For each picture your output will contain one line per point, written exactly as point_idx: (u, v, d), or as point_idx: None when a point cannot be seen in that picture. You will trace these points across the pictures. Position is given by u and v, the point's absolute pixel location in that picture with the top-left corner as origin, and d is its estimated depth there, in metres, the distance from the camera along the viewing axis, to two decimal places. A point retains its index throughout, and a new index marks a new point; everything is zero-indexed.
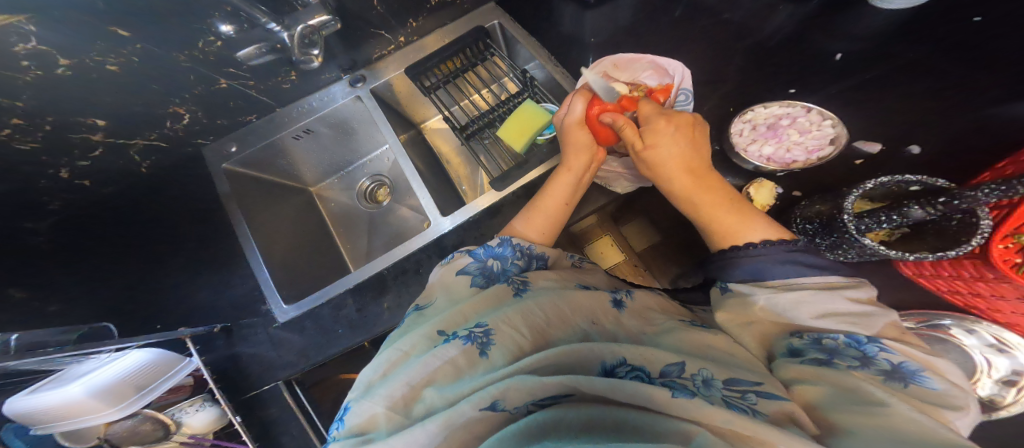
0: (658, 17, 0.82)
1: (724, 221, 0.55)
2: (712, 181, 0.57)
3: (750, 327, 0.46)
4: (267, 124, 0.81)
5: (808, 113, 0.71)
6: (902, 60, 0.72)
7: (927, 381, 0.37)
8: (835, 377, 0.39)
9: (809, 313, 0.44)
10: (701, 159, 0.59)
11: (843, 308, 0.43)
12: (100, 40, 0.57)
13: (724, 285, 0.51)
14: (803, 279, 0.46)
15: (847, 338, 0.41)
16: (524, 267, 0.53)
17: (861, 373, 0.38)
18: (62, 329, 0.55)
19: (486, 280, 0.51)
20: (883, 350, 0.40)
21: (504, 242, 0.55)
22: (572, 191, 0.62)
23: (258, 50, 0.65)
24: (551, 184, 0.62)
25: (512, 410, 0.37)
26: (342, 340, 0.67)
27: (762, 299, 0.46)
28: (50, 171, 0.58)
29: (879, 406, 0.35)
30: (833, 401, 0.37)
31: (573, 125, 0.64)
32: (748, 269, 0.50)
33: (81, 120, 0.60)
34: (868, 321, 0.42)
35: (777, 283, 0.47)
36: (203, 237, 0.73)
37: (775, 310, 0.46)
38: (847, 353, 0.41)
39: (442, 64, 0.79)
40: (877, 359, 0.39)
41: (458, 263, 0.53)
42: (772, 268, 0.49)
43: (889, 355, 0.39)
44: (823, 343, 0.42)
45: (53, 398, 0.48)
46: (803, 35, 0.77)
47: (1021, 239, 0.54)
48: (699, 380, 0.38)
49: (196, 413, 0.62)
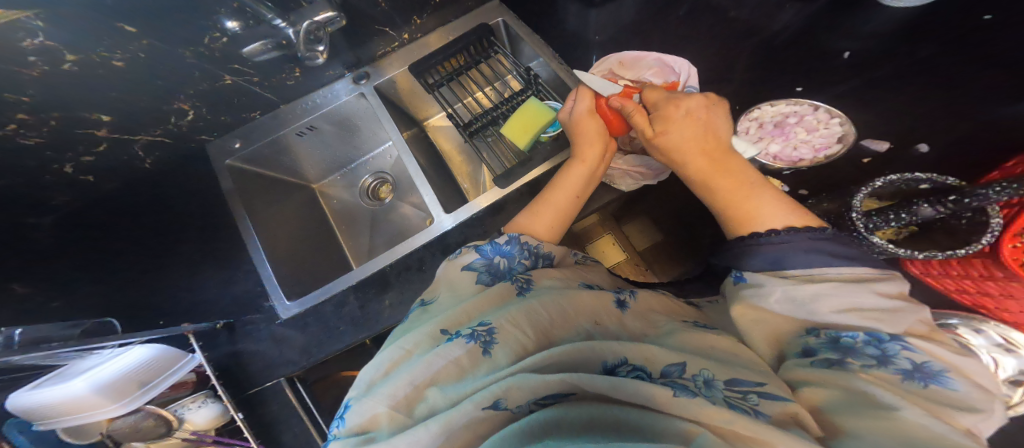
0: (664, 14, 0.82)
1: (745, 203, 0.54)
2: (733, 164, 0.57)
3: (755, 325, 0.46)
4: (271, 120, 0.81)
5: (816, 112, 0.70)
6: (911, 58, 0.71)
7: (949, 382, 0.37)
8: (845, 379, 0.38)
9: (828, 307, 0.43)
10: (721, 144, 0.59)
11: (868, 300, 0.42)
12: (108, 36, 0.57)
13: (740, 275, 0.51)
14: (827, 271, 0.45)
15: (867, 336, 0.41)
16: (530, 266, 0.53)
17: (879, 374, 0.38)
18: (66, 324, 0.56)
19: (492, 277, 0.51)
20: (906, 348, 0.39)
21: (512, 240, 0.54)
22: (585, 184, 0.62)
23: (264, 47, 0.65)
24: (563, 176, 0.62)
25: (514, 409, 0.37)
26: (343, 337, 0.66)
27: (780, 291, 0.45)
28: (54, 166, 0.59)
29: (892, 410, 0.34)
30: (847, 402, 0.37)
31: (585, 115, 0.65)
32: (768, 258, 0.49)
33: (87, 115, 0.60)
34: (895, 317, 0.41)
35: (797, 273, 0.46)
36: (206, 234, 0.73)
37: (793, 303, 0.45)
38: (865, 351, 0.40)
39: (446, 62, 0.80)
40: (898, 358, 0.39)
41: (464, 259, 0.53)
42: (794, 257, 0.48)
43: (912, 354, 0.39)
44: (840, 342, 0.41)
45: (56, 394, 0.48)
46: (809, 33, 0.77)
47: None
48: (700, 381, 0.38)
49: (198, 409, 0.62)
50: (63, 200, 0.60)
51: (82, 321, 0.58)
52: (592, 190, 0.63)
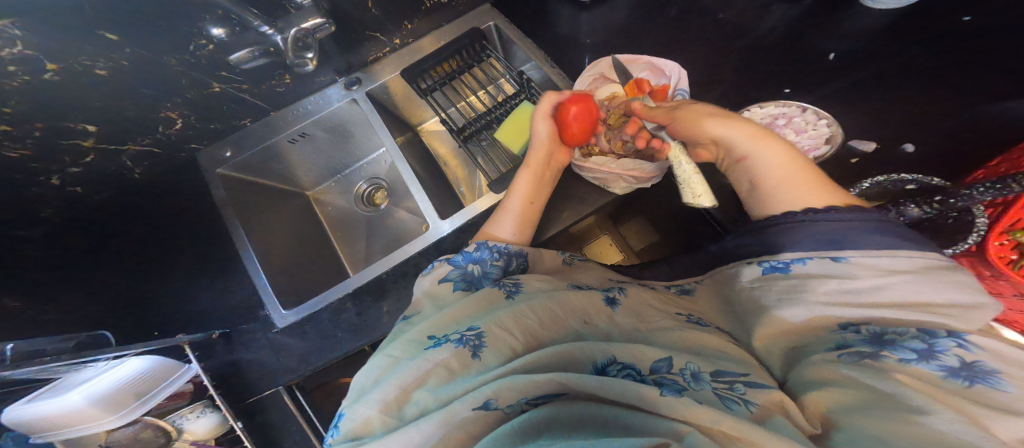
0: (654, 16, 0.81)
1: (766, 184, 0.53)
2: (758, 150, 0.55)
3: (819, 320, 0.42)
4: (262, 127, 0.80)
5: (804, 113, 0.69)
6: (895, 59, 0.71)
7: (999, 383, 0.31)
8: (868, 375, 0.35)
9: (888, 297, 0.39)
10: (749, 130, 0.56)
11: (921, 295, 0.38)
12: (89, 43, 0.56)
13: (781, 263, 0.48)
14: (885, 256, 0.41)
15: (917, 332, 0.37)
16: (504, 268, 0.54)
17: (915, 369, 0.34)
18: (58, 336, 0.54)
19: (467, 285, 0.52)
20: (959, 346, 0.34)
21: (482, 246, 0.56)
22: (534, 188, 0.63)
23: (251, 54, 0.66)
24: (515, 182, 0.64)
25: (504, 409, 0.37)
26: (341, 344, 0.66)
27: (832, 283, 0.42)
28: (41, 178, 0.57)
29: (921, 415, 0.30)
30: (855, 406, 0.33)
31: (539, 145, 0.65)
32: (822, 238, 0.45)
33: (72, 125, 0.59)
34: (972, 315, 0.36)
35: (857, 258, 0.42)
36: (199, 241, 0.72)
37: (843, 293, 0.41)
38: (908, 346, 0.36)
39: (438, 66, 0.80)
40: (945, 354, 0.34)
41: (439, 272, 0.54)
42: (857, 237, 0.43)
43: (964, 351, 0.34)
44: (880, 337, 0.38)
45: (53, 406, 0.47)
46: (799, 33, 0.76)
47: (1016, 236, 0.54)
48: (688, 374, 0.38)
49: (197, 419, 0.60)
50: (50, 212, 0.58)
51: (74, 334, 0.56)
52: (546, 195, 0.65)
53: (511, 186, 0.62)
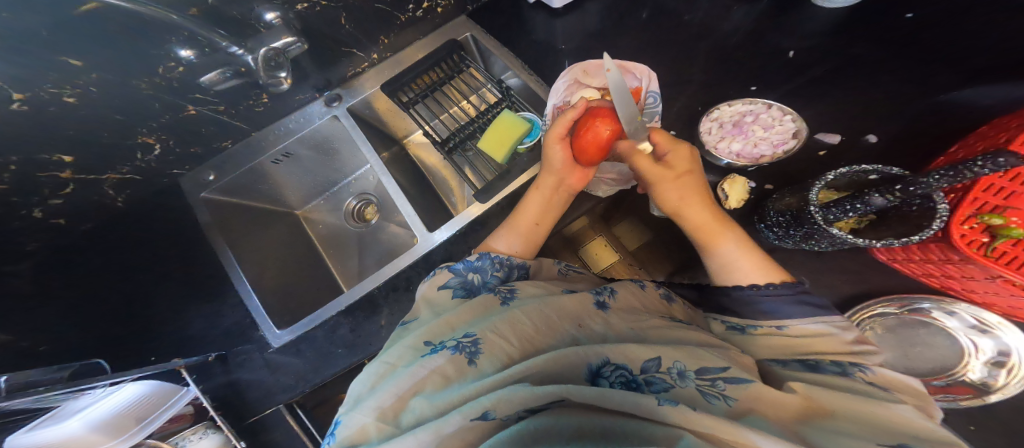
0: (626, 19, 0.82)
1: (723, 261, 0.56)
2: (712, 241, 0.57)
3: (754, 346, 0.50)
4: (243, 148, 0.79)
5: (770, 109, 0.70)
6: (856, 52, 0.74)
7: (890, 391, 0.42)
8: (819, 391, 0.41)
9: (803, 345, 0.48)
10: (709, 217, 0.58)
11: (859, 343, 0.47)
12: (53, 71, 0.55)
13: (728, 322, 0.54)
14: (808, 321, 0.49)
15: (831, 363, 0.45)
16: (505, 278, 0.55)
17: (842, 382, 0.43)
18: (53, 367, 0.52)
19: (466, 292, 0.53)
20: (865, 370, 0.44)
21: (485, 255, 0.56)
22: (544, 210, 0.64)
23: (222, 76, 0.65)
24: (523, 205, 0.65)
25: (502, 418, 0.37)
26: (337, 361, 0.67)
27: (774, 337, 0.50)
28: (22, 211, 0.58)
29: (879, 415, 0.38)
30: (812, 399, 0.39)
31: (556, 169, 0.64)
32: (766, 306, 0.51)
33: (46, 157, 0.59)
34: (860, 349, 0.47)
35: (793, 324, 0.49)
36: (191, 265, 0.71)
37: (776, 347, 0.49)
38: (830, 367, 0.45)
39: (419, 79, 0.81)
40: (855, 374, 0.44)
41: (439, 278, 0.55)
42: (785, 307, 0.50)
43: (867, 373, 0.44)
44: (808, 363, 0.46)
45: (51, 435, 0.46)
46: (765, 31, 0.78)
47: (985, 220, 0.53)
48: (675, 372, 0.40)
49: (199, 440, 0.62)
50: (35, 245, 0.58)
51: (69, 364, 0.54)
52: (552, 220, 0.65)
53: (521, 207, 0.64)
